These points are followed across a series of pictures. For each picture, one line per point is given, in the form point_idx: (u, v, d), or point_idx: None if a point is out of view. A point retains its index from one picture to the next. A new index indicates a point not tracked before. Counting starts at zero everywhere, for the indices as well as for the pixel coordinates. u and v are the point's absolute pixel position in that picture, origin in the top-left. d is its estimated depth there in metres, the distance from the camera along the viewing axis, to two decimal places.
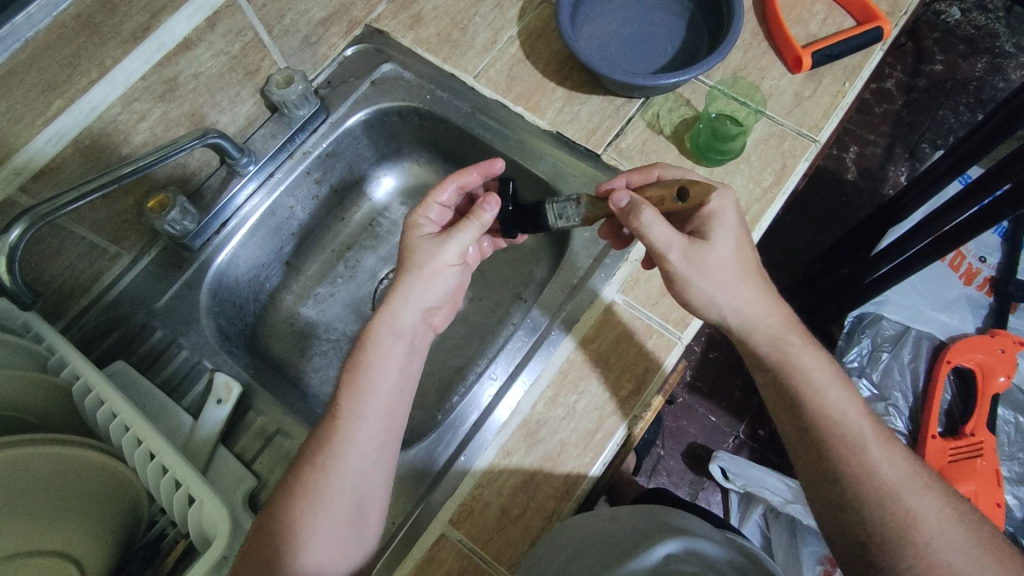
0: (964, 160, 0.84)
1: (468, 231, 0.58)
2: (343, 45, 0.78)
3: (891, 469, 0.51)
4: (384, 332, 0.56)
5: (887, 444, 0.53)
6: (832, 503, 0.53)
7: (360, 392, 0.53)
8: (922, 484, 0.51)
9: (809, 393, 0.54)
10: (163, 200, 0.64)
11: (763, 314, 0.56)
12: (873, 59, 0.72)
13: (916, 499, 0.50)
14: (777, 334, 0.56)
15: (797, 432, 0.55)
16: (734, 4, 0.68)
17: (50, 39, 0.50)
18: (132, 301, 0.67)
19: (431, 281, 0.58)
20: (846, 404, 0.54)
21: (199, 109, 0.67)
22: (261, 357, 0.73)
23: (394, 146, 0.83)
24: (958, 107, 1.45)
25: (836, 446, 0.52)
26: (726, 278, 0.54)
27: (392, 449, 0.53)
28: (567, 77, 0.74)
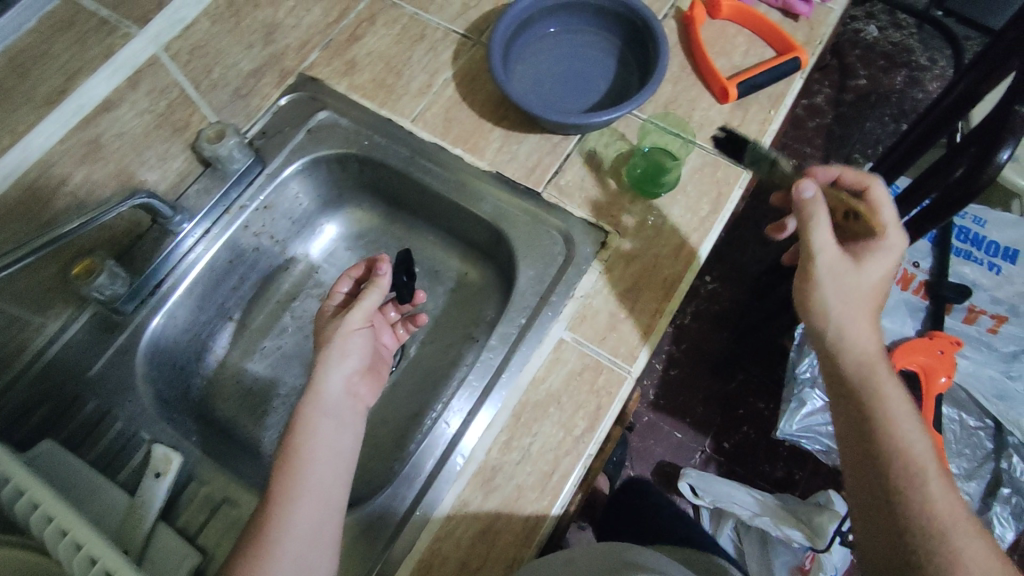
0: (896, 168, 0.88)
1: (369, 298, 0.64)
2: (276, 95, 0.76)
3: (947, 506, 0.51)
4: (311, 409, 0.59)
5: (944, 482, 0.52)
6: (886, 532, 0.52)
7: (294, 469, 0.55)
8: (971, 525, 0.50)
9: (886, 415, 0.55)
10: (90, 264, 0.62)
11: (858, 337, 0.58)
12: (794, 87, 0.75)
13: (967, 542, 0.49)
14: (866, 358, 0.57)
15: (862, 457, 0.55)
16: (660, 44, 0.70)
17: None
18: (61, 372, 0.63)
19: (346, 351, 0.63)
20: (914, 436, 0.54)
21: (127, 167, 0.64)
22: (207, 421, 0.71)
23: (336, 193, 0.82)
24: (884, 118, 1.53)
25: (897, 474, 0.53)
26: (856, 298, 0.57)
27: (334, 516, 0.54)
28: (503, 117, 0.75)
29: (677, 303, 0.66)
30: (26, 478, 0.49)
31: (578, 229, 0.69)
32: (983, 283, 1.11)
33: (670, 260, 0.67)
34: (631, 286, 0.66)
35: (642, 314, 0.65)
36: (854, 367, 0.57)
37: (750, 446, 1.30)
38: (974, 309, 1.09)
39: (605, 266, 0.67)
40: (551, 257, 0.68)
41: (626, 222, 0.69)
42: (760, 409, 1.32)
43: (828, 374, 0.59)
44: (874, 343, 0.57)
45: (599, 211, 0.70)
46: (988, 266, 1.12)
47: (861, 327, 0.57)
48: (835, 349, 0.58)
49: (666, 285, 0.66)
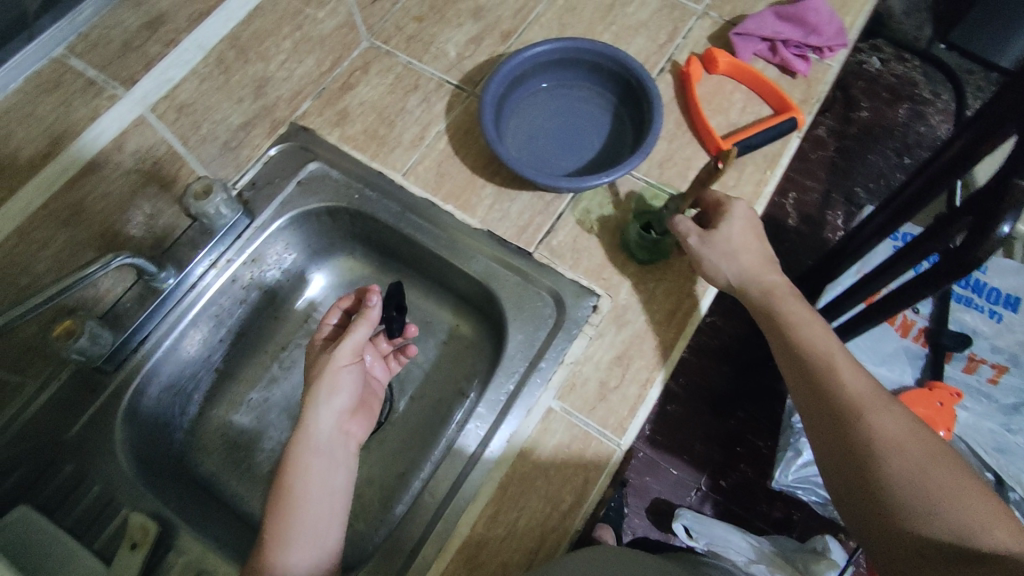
0: (900, 215, 0.85)
1: (358, 330, 0.64)
2: (266, 145, 0.76)
3: (862, 388, 0.54)
4: (302, 450, 0.59)
5: (859, 373, 0.56)
6: (822, 422, 0.55)
7: (287, 509, 0.55)
8: (889, 403, 0.53)
9: (796, 327, 0.60)
10: (70, 326, 0.61)
11: (757, 272, 0.63)
12: (790, 147, 0.74)
13: (890, 415, 0.52)
14: (769, 287, 0.63)
15: (789, 365, 0.59)
16: (654, 105, 0.69)
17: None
18: (39, 433, 0.63)
19: (336, 388, 0.63)
20: (828, 338, 0.59)
21: (110, 227, 0.63)
22: (189, 479, 0.70)
23: (326, 243, 0.81)
24: (887, 152, 1.52)
25: (819, 371, 0.57)
26: (733, 247, 0.63)
27: (327, 549, 0.56)
28: (496, 172, 0.74)
29: (668, 371, 0.64)
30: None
31: (569, 290, 0.68)
32: (983, 330, 1.09)
33: (662, 326, 0.66)
34: (622, 352, 0.65)
35: (632, 384, 0.64)
36: (756, 300, 0.63)
37: (749, 485, 1.27)
38: (974, 359, 1.08)
39: (596, 332, 0.66)
40: (541, 318, 0.68)
41: (619, 286, 0.68)
42: (759, 447, 1.29)
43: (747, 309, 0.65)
44: (769, 271, 0.64)
45: (591, 274, 0.69)
46: (988, 313, 1.10)
47: (756, 255, 0.64)
48: (740, 289, 0.64)
49: (658, 354, 0.65)
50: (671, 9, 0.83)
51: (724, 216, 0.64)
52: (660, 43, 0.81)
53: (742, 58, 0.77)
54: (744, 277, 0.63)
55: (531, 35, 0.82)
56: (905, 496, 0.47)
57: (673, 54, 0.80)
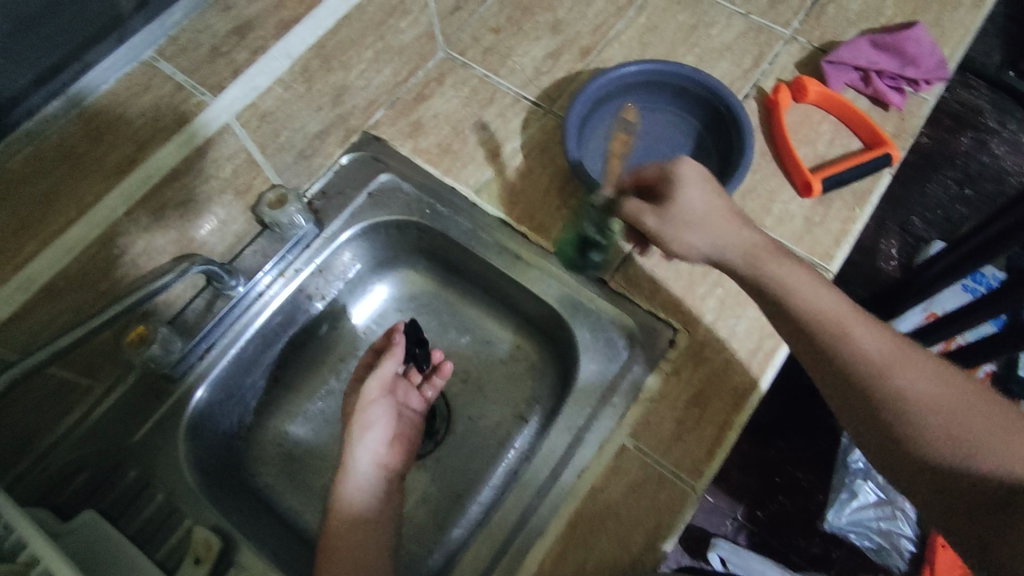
0: (992, 249, 0.82)
1: (383, 367, 0.67)
2: (338, 153, 0.75)
3: (926, 391, 0.51)
4: (346, 482, 0.61)
5: (914, 365, 0.52)
6: (882, 435, 0.51)
7: (334, 542, 0.56)
8: (962, 398, 0.50)
9: (825, 332, 0.54)
10: (144, 332, 0.61)
11: (778, 266, 0.57)
12: (882, 184, 0.71)
13: (957, 404, 0.50)
14: (792, 280, 0.56)
15: (829, 374, 0.55)
16: (745, 136, 0.67)
17: (24, 169, 0.50)
18: (106, 436, 0.63)
19: (370, 423, 0.65)
20: (874, 330, 0.54)
21: (185, 235, 0.63)
22: (245, 490, 0.69)
23: (390, 256, 0.80)
24: (947, 182, 1.39)
25: (865, 379, 0.53)
26: (711, 237, 0.58)
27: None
28: (572, 194, 0.72)
29: (747, 415, 0.62)
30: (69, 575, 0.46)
31: (645, 325, 0.66)
32: None
33: (742, 367, 0.63)
34: (698, 392, 0.62)
35: (709, 427, 0.61)
36: (747, 278, 0.58)
37: (787, 519, 1.13)
38: None
39: (673, 369, 0.63)
40: (614, 350, 0.66)
41: (697, 321, 0.65)
42: (799, 479, 1.15)
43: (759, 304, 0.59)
44: (778, 254, 0.58)
45: (669, 307, 0.66)
46: None
47: (755, 243, 0.58)
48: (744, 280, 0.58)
49: (737, 396, 0.62)
50: (757, 33, 0.80)
51: (673, 186, 0.58)
52: (745, 68, 0.78)
53: (833, 89, 0.74)
54: (710, 248, 0.58)
55: (611, 53, 0.80)
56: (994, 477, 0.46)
57: (758, 80, 0.77)
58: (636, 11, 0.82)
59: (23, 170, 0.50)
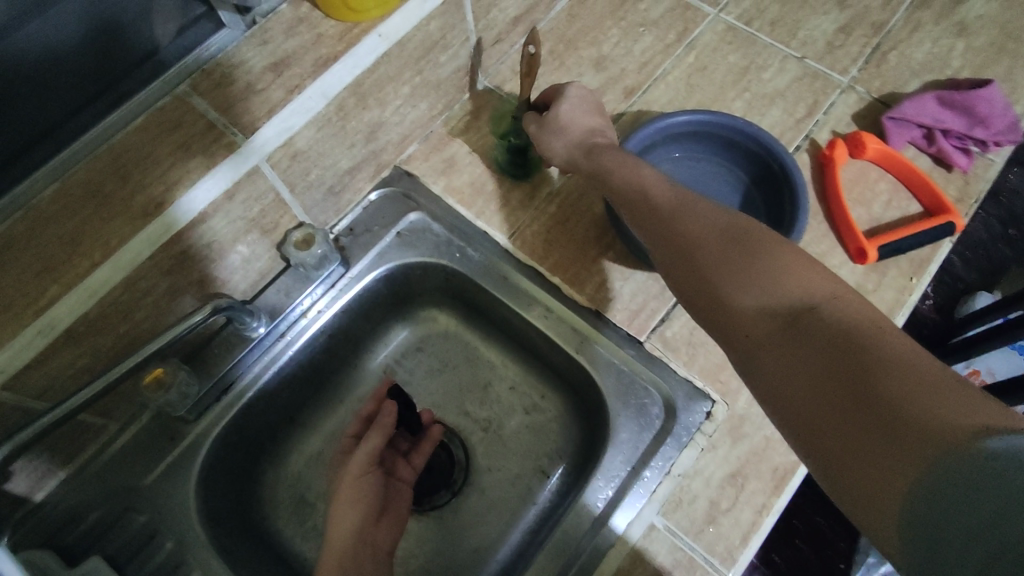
0: None
1: (370, 440, 0.62)
2: (368, 189, 0.72)
3: (766, 329, 0.41)
4: (332, 560, 0.54)
5: (785, 301, 0.41)
6: (755, 349, 0.42)
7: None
8: (801, 345, 0.39)
9: (674, 211, 0.50)
10: (161, 375, 0.59)
11: (683, 209, 0.50)
12: (941, 253, 0.67)
13: (816, 288, 0.41)
14: (678, 225, 0.49)
15: (686, 277, 0.48)
16: (799, 198, 0.63)
17: (49, 209, 0.48)
18: (116, 477, 0.61)
19: (353, 497, 0.60)
20: (715, 215, 0.48)
21: (207, 275, 0.61)
22: (256, 536, 0.67)
23: (414, 295, 0.77)
24: (990, 220, 1.20)
25: (712, 275, 0.46)
26: (626, 157, 0.57)
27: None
28: (609, 246, 0.68)
29: (785, 498, 0.58)
30: None
31: (682, 393, 0.63)
32: None
33: (783, 446, 0.59)
34: (736, 471, 0.59)
35: (745, 510, 0.57)
36: (586, 170, 0.60)
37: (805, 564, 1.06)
38: None
39: (709, 444, 0.60)
40: (646, 417, 0.63)
41: (737, 392, 0.62)
42: (819, 525, 1.08)
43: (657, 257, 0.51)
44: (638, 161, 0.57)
45: (708, 374, 0.63)
46: None
47: (707, 208, 0.50)
48: (619, 184, 0.56)
49: (776, 478, 0.58)
50: (812, 79, 0.76)
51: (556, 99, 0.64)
52: (797, 117, 0.74)
53: (893, 147, 0.70)
54: (565, 143, 0.62)
55: (657, 94, 0.76)
56: (836, 364, 0.36)
57: (811, 131, 0.73)
58: (685, 50, 0.78)
59: (46, 210, 0.48)
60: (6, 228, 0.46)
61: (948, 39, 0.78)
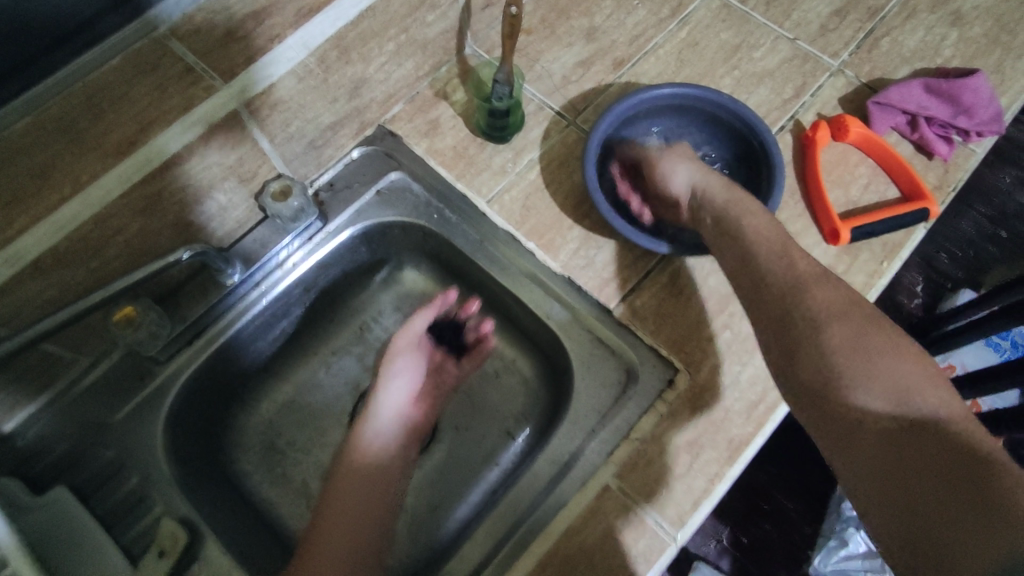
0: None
1: (413, 324, 0.69)
2: (351, 145, 0.70)
3: (865, 393, 0.48)
4: (365, 430, 0.63)
5: (870, 367, 0.49)
6: (846, 421, 0.48)
7: (337, 497, 0.58)
8: (882, 397, 0.48)
9: (788, 288, 0.54)
10: (132, 314, 0.60)
11: (780, 270, 0.56)
12: (913, 238, 0.67)
13: (880, 343, 0.50)
14: (781, 280, 0.55)
15: (785, 339, 0.53)
16: (775, 177, 0.64)
17: (24, 138, 0.51)
18: (85, 412, 0.62)
19: (393, 373, 0.67)
20: (823, 285, 0.54)
21: (183, 219, 0.60)
22: (222, 479, 0.68)
23: (395, 256, 0.78)
24: (979, 218, 1.20)
25: (804, 336, 0.52)
26: (749, 211, 0.60)
27: (365, 546, 0.56)
28: (586, 215, 0.69)
29: (739, 467, 0.59)
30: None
31: (645, 362, 0.63)
32: None
33: (740, 418, 0.60)
34: (692, 439, 0.60)
35: (698, 477, 0.58)
36: (727, 224, 0.60)
37: (771, 547, 1.08)
38: None
39: (669, 411, 0.61)
40: (608, 384, 0.64)
41: (700, 363, 0.63)
42: (787, 508, 1.10)
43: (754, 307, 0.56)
44: (755, 207, 0.60)
45: (673, 345, 0.64)
46: None
47: (799, 271, 0.55)
48: (743, 267, 0.58)
49: (731, 447, 0.59)
50: (803, 60, 0.76)
51: (653, 160, 0.66)
52: (784, 97, 0.74)
53: (876, 131, 0.70)
54: (706, 192, 0.62)
55: (646, 67, 0.76)
56: (889, 413, 0.47)
57: (798, 112, 0.73)
58: (677, 25, 0.78)
59: (18, 140, 0.51)
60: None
61: (942, 28, 0.77)
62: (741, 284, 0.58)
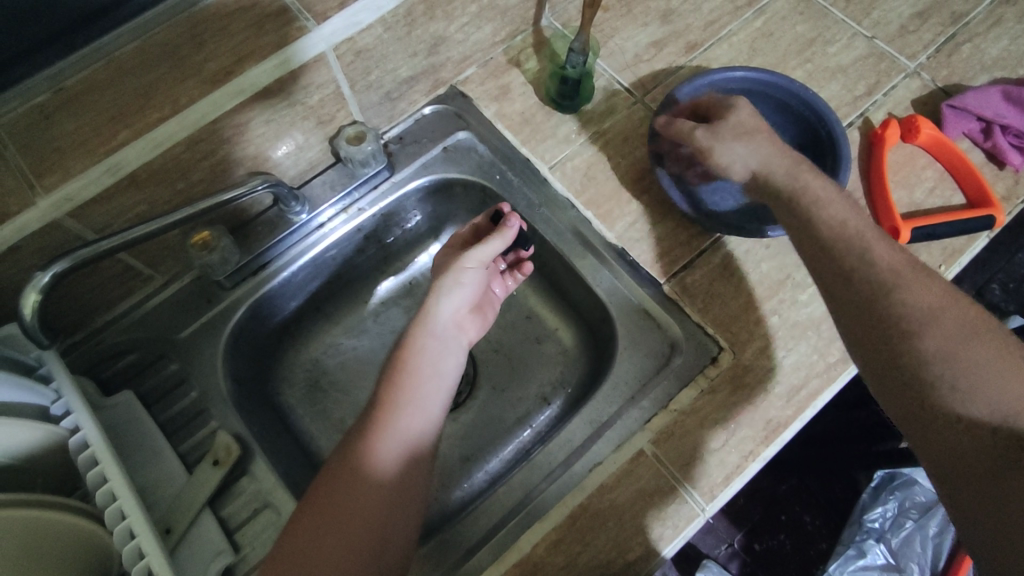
0: None
1: (494, 242, 0.64)
2: (423, 103, 0.75)
3: (956, 381, 0.47)
4: (421, 334, 0.61)
5: (958, 359, 0.48)
6: (929, 419, 0.48)
7: (405, 378, 0.58)
8: (975, 390, 0.46)
9: (876, 289, 0.52)
10: (207, 238, 0.64)
11: (868, 262, 0.53)
12: (976, 246, 0.66)
13: (971, 339, 0.48)
14: (875, 275, 0.52)
15: (873, 334, 0.51)
16: (840, 167, 0.65)
17: (131, 59, 0.51)
18: (153, 327, 0.66)
19: (458, 283, 0.64)
20: (918, 286, 0.51)
21: (263, 152, 0.64)
22: (270, 405, 0.72)
23: (451, 216, 0.81)
24: None
25: (897, 345, 0.50)
26: (818, 197, 0.57)
27: (426, 441, 0.56)
28: (645, 190, 0.70)
29: (773, 450, 0.60)
30: (110, 467, 0.49)
31: (690, 338, 0.65)
32: None
33: (780, 402, 0.61)
34: (730, 416, 0.61)
35: (733, 453, 0.59)
36: (788, 193, 0.58)
37: (783, 560, 1.08)
38: None
39: (709, 387, 0.62)
40: (650, 356, 0.66)
41: (745, 345, 0.63)
42: (804, 522, 1.08)
43: (830, 292, 0.55)
44: (830, 194, 0.58)
45: (720, 324, 0.64)
46: None
47: (895, 263, 0.53)
48: (816, 253, 0.56)
49: (768, 429, 0.60)
50: (878, 59, 0.75)
51: (727, 108, 0.62)
52: (856, 94, 0.73)
53: (947, 135, 0.69)
54: (767, 176, 0.59)
55: (718, 53, 0.76)
56: (998, 424, 0.45)
57: (868, 110, 0.73)
58: (754, 14, 0.78)
59: (127, 62, 0.50)
60: (90, 72, 0.50)
61: None
62: (814, 261, 0.56)
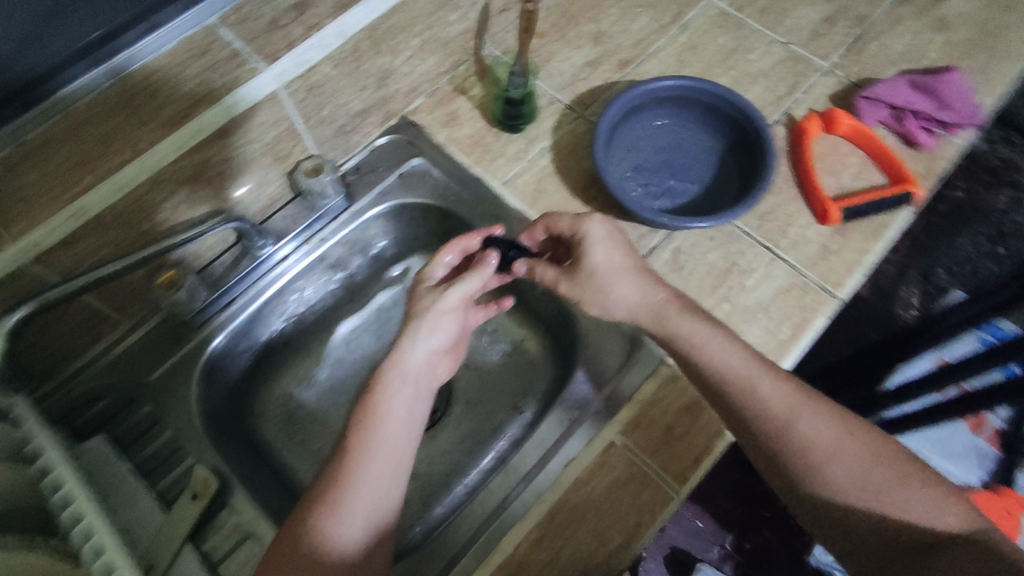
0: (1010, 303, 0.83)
1: (472, 280, 0.59)
2: (377, 134, 0.79)
3: (859, 497, 0.53)
4: (392, 379, 0.55)
5: (860, 477, 0.53)
6: (844, 532, 0.53)
7: (370, 425, 0.52)
8: (879, 501, 0.52)
9: (775, 428, 0.56)
10: (174, 277, 0.65)
11: (762, 404, 0.56)
12: (901, 220, 0.71)
13: (863, 458, 0.54)
14: (768, 415, 0.56)
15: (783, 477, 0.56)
16: (769, 159, 0.70)
17: (86, 112, 0.54)
18: (124, 370, 0.66)
19: (432, 328, 0.58)
20: (810, 424, 0.55)
21: (223, 191, 0.67)
22: (246, 440, 0.72)
23: (412, 240, 0.84)
24: None
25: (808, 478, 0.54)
26: (699, 336, 0.59)
27: (399, 480, 0.52)
28: (594, 198, 0.74)
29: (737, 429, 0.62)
30: (86, 506, 0.50)
31: None
32: None
33: None
34: (693, 401, 0.63)
35: (700, 436, 0.62)
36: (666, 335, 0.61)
37: (771, 555, 1.10)
38: None
39: (670, 375, 0.65)
40: (614, 353, 0.68)
41: None
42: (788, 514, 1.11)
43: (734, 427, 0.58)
44: (710, 333, 0.59)
45: None
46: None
47: (784, 397, 0.56)
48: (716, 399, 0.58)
49: None
50: (795, 62, 0.82)
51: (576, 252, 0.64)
52: (778, 94, 0.80)
53: (865, 123, 0.76)
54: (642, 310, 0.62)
55: (649, 67, 0.82)
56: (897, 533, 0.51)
57: (791, 107, 0.79)
58: (678, 30, 0.84)
59: (84, 114, 0.54)
60: (47, 128, 0.53)
61: (926, 34, 0.84)
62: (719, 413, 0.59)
